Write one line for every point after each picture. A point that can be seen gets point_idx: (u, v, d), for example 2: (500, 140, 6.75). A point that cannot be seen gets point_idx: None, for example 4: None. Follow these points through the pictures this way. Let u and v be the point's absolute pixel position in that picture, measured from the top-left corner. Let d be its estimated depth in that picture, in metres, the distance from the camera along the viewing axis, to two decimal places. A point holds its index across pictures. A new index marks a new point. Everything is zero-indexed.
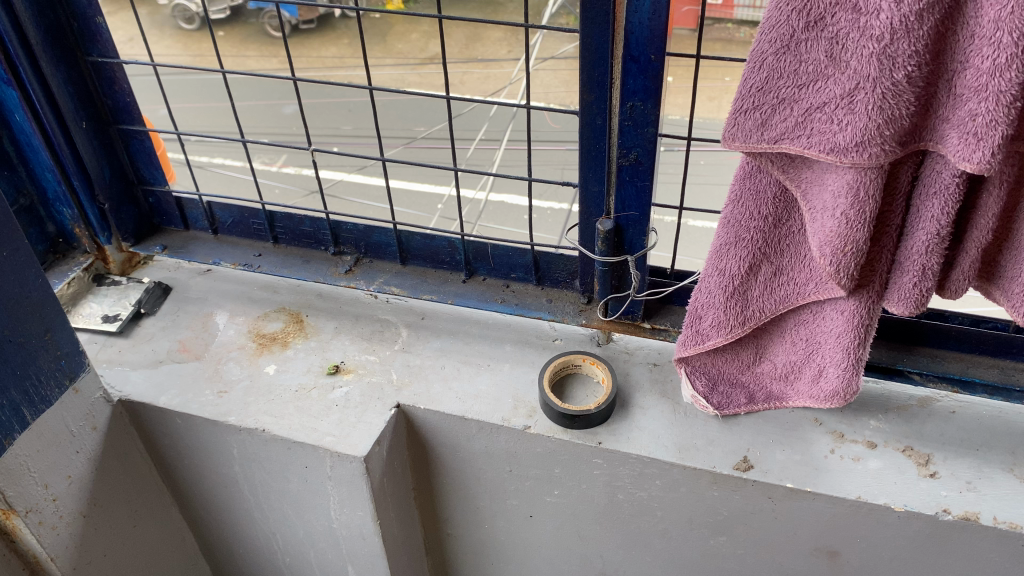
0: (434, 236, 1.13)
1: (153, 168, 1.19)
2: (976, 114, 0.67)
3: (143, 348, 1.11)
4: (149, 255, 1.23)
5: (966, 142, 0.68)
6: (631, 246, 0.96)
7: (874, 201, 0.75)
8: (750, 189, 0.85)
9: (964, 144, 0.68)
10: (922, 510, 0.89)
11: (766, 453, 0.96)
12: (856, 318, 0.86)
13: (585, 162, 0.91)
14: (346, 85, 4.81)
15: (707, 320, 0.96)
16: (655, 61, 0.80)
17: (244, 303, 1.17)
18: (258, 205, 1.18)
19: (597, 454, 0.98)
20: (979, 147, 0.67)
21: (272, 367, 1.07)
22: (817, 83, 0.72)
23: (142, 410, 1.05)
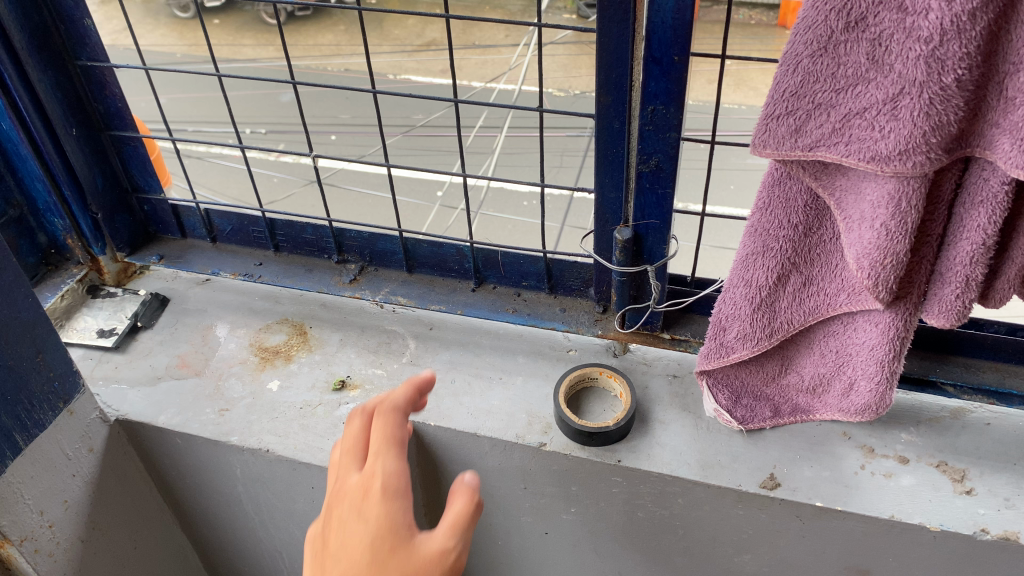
0: (442, 243, 1.08)
1: (147, 175, 1.13)
2: None
3: (141, 364, 1.06)
4: (145, 265, 1.19)
5: (1019, 149, 0.63)
6: (651, 255, 0.91)
7: (917, 211, 0.70)
8: (779, 196, 0.80)
9: (1017, 150, 0.63)
10: (959, 530, 0.85)
11: (794, 469, 0.92)
12: (892, 331, 0.82)
13: (602, 167, 0.87)
14: (343, 73, 4.74)
15: (731, 332, 0.92)
16: (679, 62, 0.75)
17: (245, 314, 1.12)
18: (258, 213, 1.13)
19: (616, 472, 0.94)
20: None
21: (275, 383, 1.03)
22: (856, 87, 0.68)
23: (141, 430, 1.01)
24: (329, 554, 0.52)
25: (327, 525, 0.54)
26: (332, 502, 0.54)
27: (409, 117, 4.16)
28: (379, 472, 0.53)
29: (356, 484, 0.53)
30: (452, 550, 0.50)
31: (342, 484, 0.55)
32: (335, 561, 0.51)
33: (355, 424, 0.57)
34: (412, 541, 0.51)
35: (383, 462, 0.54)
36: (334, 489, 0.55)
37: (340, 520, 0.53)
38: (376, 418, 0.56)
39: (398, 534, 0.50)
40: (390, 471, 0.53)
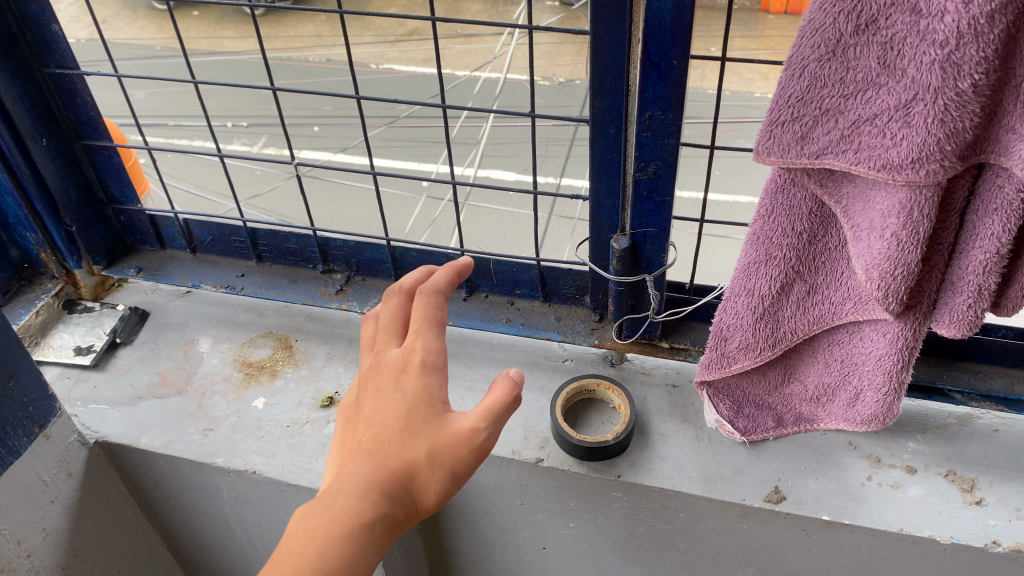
0: (431, 252, 1.05)
1: (123, 185, 1.09)
2: None
3: (121, 383, 1.02)
4: (123, 277, 1.15)
5: None
6: (648, 263, 0.88)
7: (929, 220, 0.67)
8: (783, 204, 0.77)
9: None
10: (970, 543, 0.83)
11: (799, 482, 0.89)
12: (901, 341, 0.79)
13: (597, 173, 0.84)
14: (324, 64, 4.67)
15: (733, 342, 0.89)
16: (678, 66, 0.71)
17: (228, 328, 1.08)
18: (239, 223, 1.09)
19: (616, 487, 0.91)
20: None
21: (261, 401, 0.99)
22: (865, 92, 0.65)
23: (122, 452, 0.97)
24: (365, 415, 0.58)
25: (364, 391, 0.58)
26: (371, 369, 0.58)
27: (393, 110, 4.11)
28: (418, 347, 0.57)
29: (398, 358, 0.58)
30: (481, 429, 0.53)
31: (381, 353, 0.59)
32: (369, 421, 0.57)
33: (395, 304, 0.61)
34: (445, 414, 0.55)
35: (423, 339, 0.58)
36: (377, 354, 0.59)
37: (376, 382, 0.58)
38: (416, 299, 0.60)
39: (431, 406, 0.55)
40: (427, 349, 0.57)
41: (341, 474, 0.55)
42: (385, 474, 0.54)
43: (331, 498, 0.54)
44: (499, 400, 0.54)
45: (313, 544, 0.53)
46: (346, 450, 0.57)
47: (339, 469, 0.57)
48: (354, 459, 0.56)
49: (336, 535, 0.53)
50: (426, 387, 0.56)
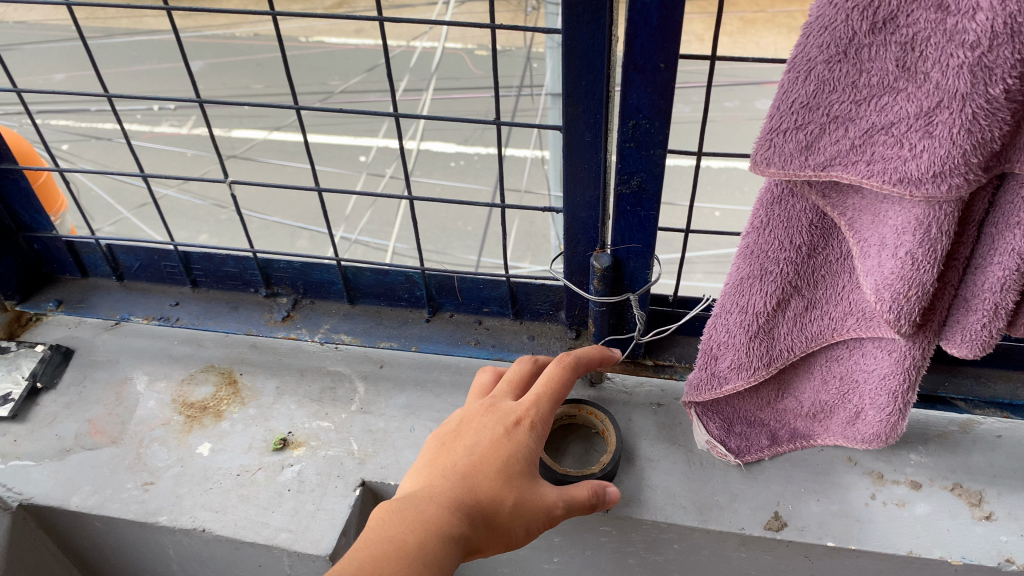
0: (387, 271, 0.95)
1: (33, 211, 0.97)
2: None
3: (45, 435, 0.91)
4: (41, 312, 1.03)
5: None
6: (632, 281, 0.80)
7: (948, 237, 0.60)
8: (781, 216, 0.69)
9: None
10: (983, 563, 0.77)
11: (800, 505, 0.83)
12: (908, 360, 0.73)
13: (573, 185, 0.75)
14: (251, 42, 4.46)
15: (725, 361, 0.82)
16: (665, 70, 0.63)
17: (165, 363, 0.98)
18: (170, 246, 0.98)
19: (605, 521, 0.84)
20: None
21: (206, 447, 0.89)
22: (880, 98, 0.57)
23: (51, 514, 0.86)
24: (464, 443, 0.67)
25: (470, 421, 0.69)
26: (487, 407, 0.70)
27: (326, 89, 3.95)
28: (532, 412, 0.69)
29: (511, 410, 0.70)
30: (562, 508, 0.65)
31: (496, 402, 0.71)
32: (467, 451, 0.65)
33: (525, 365, 0.76)
34: (534, 477, 0.65)
35: (539, 406, 0.70)
36: (491, 402, 0.71)
37: (482, 428, 0.68)
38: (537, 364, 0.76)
39: (526, 467, 0.65)
40: (540, 416, 0.69)
41: (434, 484, 0.63)
42: (477, 502, 0.62)
43: (422, 505, 0.60)
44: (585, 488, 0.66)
45: (415, 534, 0.58)
46: (437, 467, 0.65)
47: (430, 483, 0.63)
48: (444, 476, 0.63)
49: (430, 534, 0.58)
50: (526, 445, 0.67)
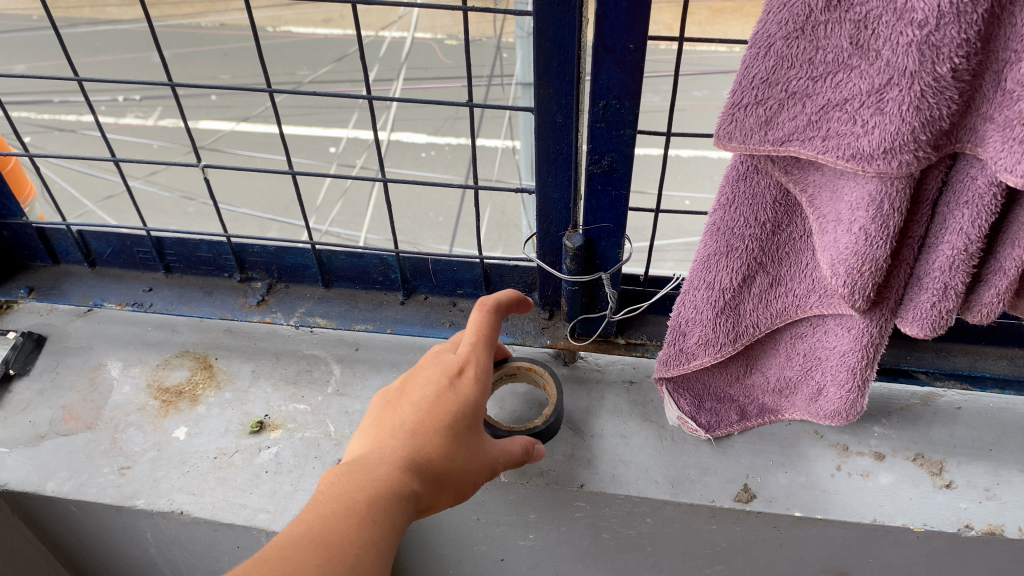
0: (362, 254, 0.96)
1: (3, 197, 0.96)
2: None
3: (19, 421, 0.90)
4: (12, 299, 1.02)
5: (1012, 149, 0.56)
6: (604, 260, 0.82)
7: (900, 213, 0.62)
8: (745, 192, 0.72)
9: (1006, 150, 0.56)
10: (943, 529, 0.80)
11: (768, 477, 0.86)
12: (866, 337, 0.75)
13: (545, 166, 0.77)
14: (218, 31, 4.41)
15: (693, 338, 0.84)
16: (635, 50, 0.64)
17: (139, 349, 0.98)
18: (143, 231, 0.97)
19: (579, 497, 0.86)
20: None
21: (182, 431, 0.89)
22: (835, 75, 0.59)
23: (26, 500, 0.86)
24: (408, 398, 0.63)
25: (411, 376, 0.65)
26: (427, 359, 0.67)
27: (296, 78, 3.93)
28: (475, 362, 0.67)
29: (453, 360, 0.67)
30: (496, 466, 0.66)
31: (436, 353, 0.68)
32: (414, 407, 0.62)
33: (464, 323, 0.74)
34: (477, 433, 0.64)
35: (479, 356, 0.68)
36: (428, 354, 0.68)
37: (426, 380, 0.64)
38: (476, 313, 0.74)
39: (473, 422, 0.63)
40: (483, 366, 0.67)
41: (383, 445, 0.59)
42: (429, 461, 0.59)
43: (372, 466, 0.57)
44: (519, 446, 0.71)
45: (364, 493, 0.55)
46: (383, 427, 0.61)
47: (377, 443, 0.60)
48: (393, 435, 0.60)
49: (382, 494, 0.55)
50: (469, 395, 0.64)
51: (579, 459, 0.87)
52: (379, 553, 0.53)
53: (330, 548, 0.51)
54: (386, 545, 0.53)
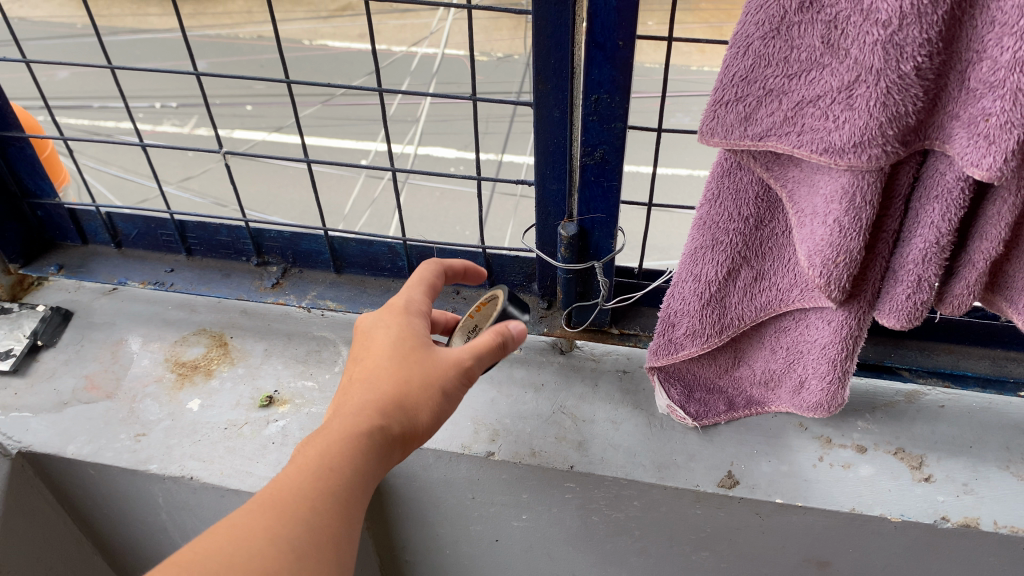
0: (372, 241, 1.01)
1: (38, 177, 1.02)
2: (989, 113, 0.57)
3: (45, 388, 0.96)
4: (42, 275, 1.08)
5: (976, 143, 0.59)
6: (597, 250, 0.86)
7: (872, 206, 0.66)
8: (729, 187, 0.75)
9: (972, 145, 0.59)
10: (919, 519, 0.83)
11: (751, 465, 0.89)
12: (845, 329, 0.78)
13: (543, 159, 0.81)
14: (255, 42, 4.52)
15: (681, 329, 0.87)
16: (624, 47, 0.68)
17: (159, 326, 1.03)
18: (166, 214, 1.03)
19: (570, 478, 0.89)
20: (989, 150, 0.58)
21: (196, 403, 0.94)
22: (809, 73, 0.63)
23: (48, 462, 0.92)
24: (356, 355, 0.64)
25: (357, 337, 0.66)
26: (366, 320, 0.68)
27: (328, 89, 4.01)
28: (404, 300, 0.67)
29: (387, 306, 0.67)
30: (467, 359, 0.61)
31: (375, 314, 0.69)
32: (360, 361, 0.62)
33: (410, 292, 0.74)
34: (429, 346, 0.62)
35: (409, 294, 0.68)
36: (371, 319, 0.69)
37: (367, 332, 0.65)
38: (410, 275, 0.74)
39: (418, 340, 0.62)
40: (414, 298, 0.67)
41: (341, 403, 0.59)
42: (385, 392, 0.58)
43: (328, 424, 0.57)
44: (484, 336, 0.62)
45: (311, 449, 0.55)
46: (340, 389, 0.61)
47: (335, 404, 0.60)
48: (346, 390, 0.60)
49: (337, 438, 0.55)
50: (409, 323, 0.64)
51: (570, 442, 0.91)
52: (332, 498, 0.53)
53: (278, 508, 0.51)
54: (342, 490, 0.53)
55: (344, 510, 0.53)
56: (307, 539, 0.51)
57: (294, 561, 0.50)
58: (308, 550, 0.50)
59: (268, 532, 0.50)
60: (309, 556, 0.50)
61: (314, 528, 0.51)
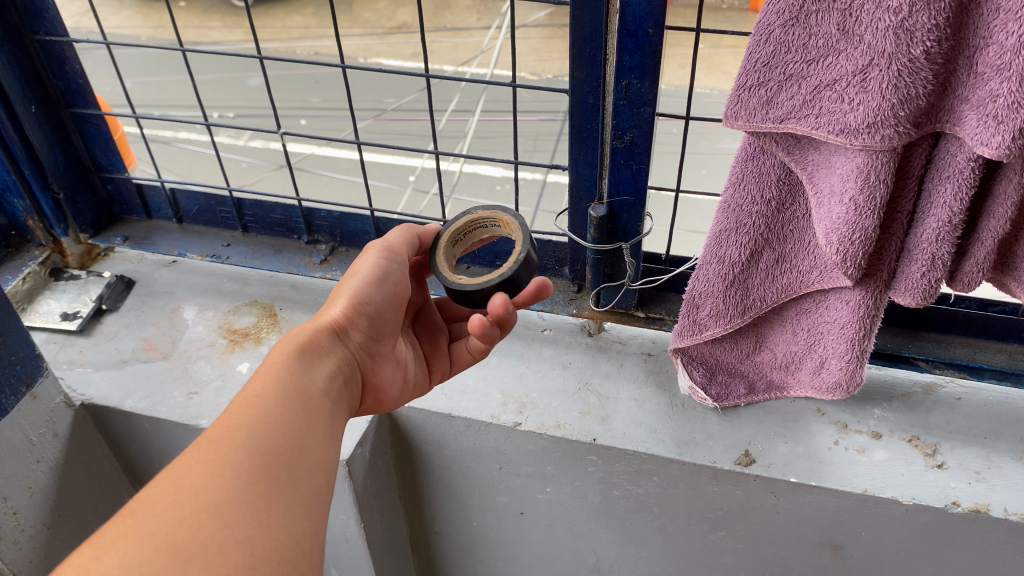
0: (415, 223, 1.07)
1: (110, 153, 1.11)
2: (997, 94, 0.61)
3: (107, 348, 1.04)
4: (110, 246, 1.17)
5: (984, 124, 0.63)
6: (625, 232, 0.92)
7: (886, 184, 0.70)
8: (752, 171, 0.79)
9: (981, 126, 0.63)
10: (930, 503, 0.85)
11: (768, 446, 0.92)
12: (862, 308, 0.82)
13: (577, 144, 0.87)
14: (312, 56, 4.66)
15: (704, 310, 0.91)
16: (653, 35, 0.73)
17: (214, 297, 1.10)
18: (226, 192, 1.11)
19: (591, 451, 0.94)
20: (997, 129, 0.62)
21: (245, 365, 1.01)
22: (827, 58, 0.67)
23: (108, 414, 0.99)
24: None
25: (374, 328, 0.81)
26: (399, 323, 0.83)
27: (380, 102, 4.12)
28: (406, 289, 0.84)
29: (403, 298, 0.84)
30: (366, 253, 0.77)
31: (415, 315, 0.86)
32: None
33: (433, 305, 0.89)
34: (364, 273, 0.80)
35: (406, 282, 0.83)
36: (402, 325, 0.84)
37: None
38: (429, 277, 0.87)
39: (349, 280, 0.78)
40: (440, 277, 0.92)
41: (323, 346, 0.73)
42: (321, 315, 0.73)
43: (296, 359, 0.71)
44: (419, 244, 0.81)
45: (234, 397, 0.60)
46: None
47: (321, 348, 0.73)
48: None
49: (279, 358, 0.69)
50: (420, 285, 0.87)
51: (594, 416, 0.95)
52: (265, 421, 0.58)
53: (214, 446, 0.54)
54: (272, 412, 0.59)
55: (282, 429, 0.58)
56: (252, 462, 0.54)
57: (243, 482, 0.53)
58: (253, 471, 0.54)
59: (211, 466, 0.53)
60: (257, 475, 0.54)
61: (254, 452, 0.55)
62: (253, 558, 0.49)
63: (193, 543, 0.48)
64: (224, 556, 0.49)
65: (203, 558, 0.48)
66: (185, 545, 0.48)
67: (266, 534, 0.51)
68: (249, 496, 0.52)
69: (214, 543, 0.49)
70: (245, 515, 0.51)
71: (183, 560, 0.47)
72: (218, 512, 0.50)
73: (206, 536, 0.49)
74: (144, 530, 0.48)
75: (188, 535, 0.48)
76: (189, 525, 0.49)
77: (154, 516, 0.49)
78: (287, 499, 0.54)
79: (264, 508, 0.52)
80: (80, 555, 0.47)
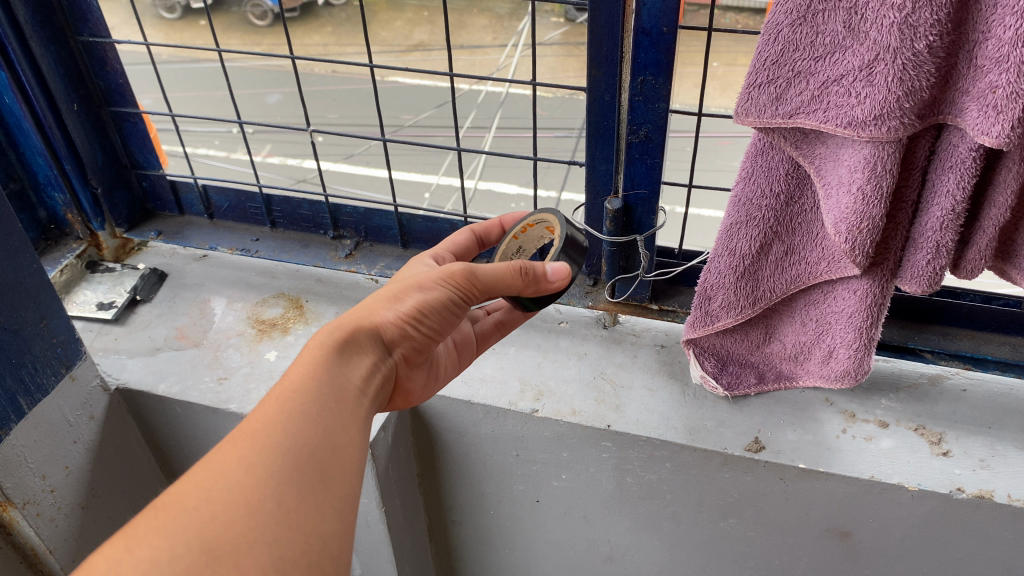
0: (437, 218, 1.12)
1: (146, 151, 1.16)
2: (996, 86, 0.65)
3: (140, 336, 1.08)
4: (143, 240, 1.22)
5: (985, 114, 0.66)
6: (640, 225, 0.96)
7: (891, 174, 0.73)
8: (762, 166, 0.83)
9: (982, 116, 0.66)
10: (935, 489, 0.88)
11: (777, 433, 0.95)
12: (869, 297, 0.85)
13: (594, 140, 0.90)
14: (331, 72, 4.74)
15: (716, 301, 0.94)
16: (667, 33, 0.77)
17: (243, 289, 1.15)
18: (256, 189, 1.16)
19: (606, 437, 0.97)
20: (997, 119, 0.65)
21: (273, 353, 1.05)
22: (833, 55, 0.71)
23: (141, 399, 1.03)
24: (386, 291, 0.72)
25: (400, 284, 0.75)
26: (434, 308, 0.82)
27: (398, 118, 4.19)
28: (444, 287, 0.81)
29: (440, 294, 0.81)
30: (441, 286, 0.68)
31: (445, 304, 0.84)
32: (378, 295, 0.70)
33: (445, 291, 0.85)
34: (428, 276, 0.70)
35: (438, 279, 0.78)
36: None
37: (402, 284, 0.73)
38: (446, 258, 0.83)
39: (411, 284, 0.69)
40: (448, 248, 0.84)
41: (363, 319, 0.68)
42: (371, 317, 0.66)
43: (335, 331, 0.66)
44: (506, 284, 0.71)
45: (273, 386, 0.58)
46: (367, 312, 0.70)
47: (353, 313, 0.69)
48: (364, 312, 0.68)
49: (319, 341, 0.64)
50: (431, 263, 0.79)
51: (609, 404, 0.98)
52: (302, 417, 0.55)
53: (248, 439, 0.53)
54: (309, 407, 0.56)
55: (320, 426, 0.56)
56: (286, 461, 0.53)
57: (276, 481, 0.51)
58: (287, 469, 0.52)
59: (245, 461, 0.51)
60: (291, 475, 0.52)
61: (288, 449, 0.53)
62: (282, 562, 0.49)
63: (224, 541, 0.48)
64: (255, 562, 0.48)
65: (232, 559, 0.47)
66: (216, 542, 0.48)
67: (297, 535, 0.50)
68: (282, 496, 0.51)
69: (244, 545, 0.48)
70: (276, 517, 0.50)
71: (213, 560, 0.47)
72: (250, 512, 0.49)
73: (237, 537, 0.48)
74: (176, 524, 0.48)
75: (219, 533, 0.48)
76: (218, 524, 0.48)
77: (187, 510, 0.49)
78: (319, 502, 0.52)
79: (296, 509, 0.51)
80: (112, 545, 0.47)
